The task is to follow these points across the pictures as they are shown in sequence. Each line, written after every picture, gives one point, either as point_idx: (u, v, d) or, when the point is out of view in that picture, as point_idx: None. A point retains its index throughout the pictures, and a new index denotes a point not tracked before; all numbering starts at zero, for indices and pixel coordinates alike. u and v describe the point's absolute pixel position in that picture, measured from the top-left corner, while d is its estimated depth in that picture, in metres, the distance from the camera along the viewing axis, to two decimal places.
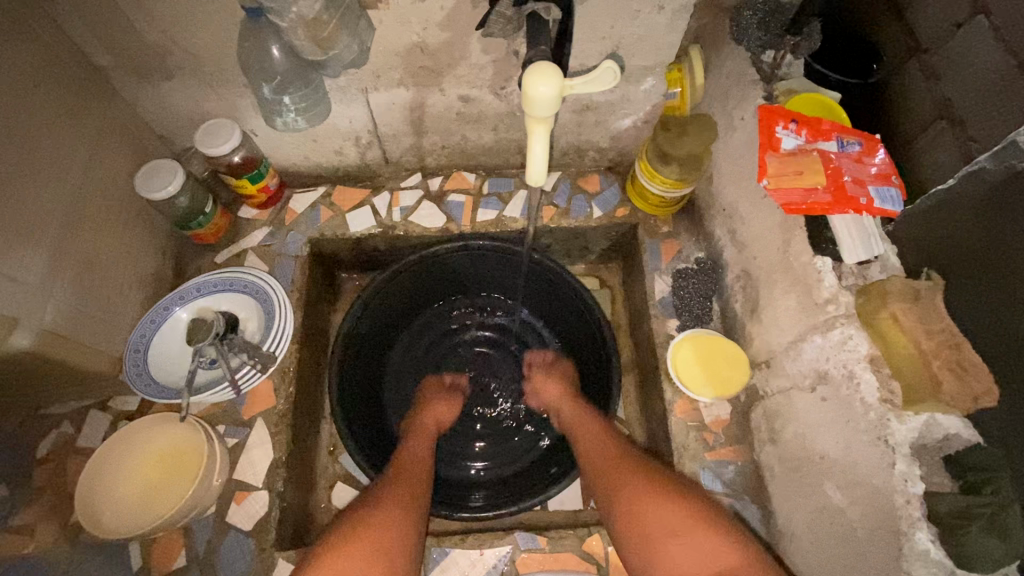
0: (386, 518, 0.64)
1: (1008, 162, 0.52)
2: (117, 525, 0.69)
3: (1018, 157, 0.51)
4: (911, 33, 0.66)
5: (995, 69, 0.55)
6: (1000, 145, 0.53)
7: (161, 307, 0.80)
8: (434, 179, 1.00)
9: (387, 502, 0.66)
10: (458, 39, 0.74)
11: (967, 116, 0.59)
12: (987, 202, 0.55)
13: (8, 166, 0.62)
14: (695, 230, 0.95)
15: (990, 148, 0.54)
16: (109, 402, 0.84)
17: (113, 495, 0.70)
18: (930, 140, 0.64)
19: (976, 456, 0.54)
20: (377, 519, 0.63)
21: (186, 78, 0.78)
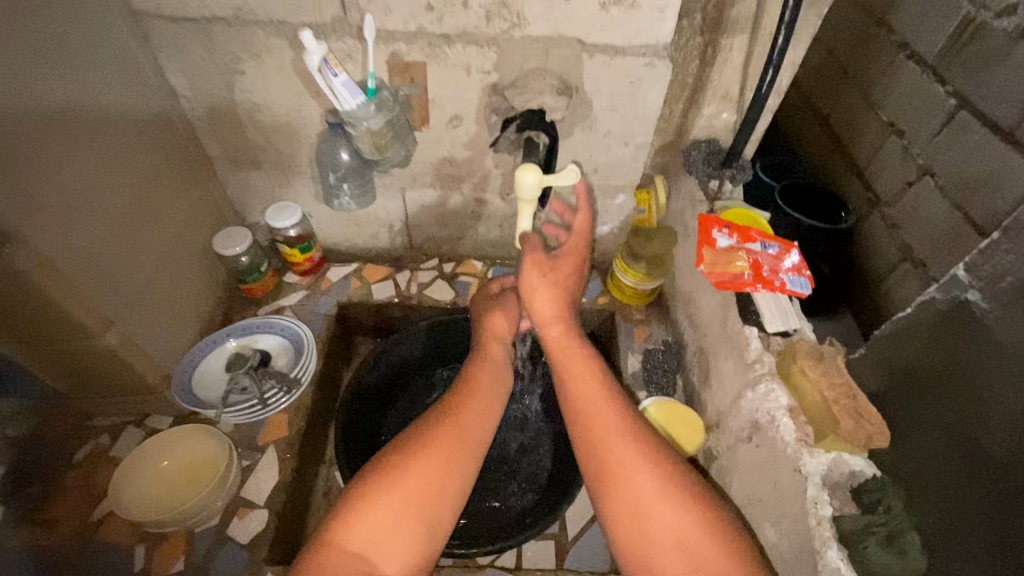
0: (419, 470, 0.71)
1: (955, 293, 0.74)
2: (132, 504, 0.82)
3: (962, 289, 0.74)
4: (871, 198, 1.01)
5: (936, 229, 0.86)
6: (947, 279, 0.75)
7: (213, 339, 0.98)
8: (448, 264, 1.21)
9: (429, 455, 0.73)
10: (477, 156, 0.99)
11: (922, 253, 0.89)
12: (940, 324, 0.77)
13: (137, 210, 0.83)
14: (664, 318, 1.12)
15: (938, 282, 0.76)
16: (145, 420, 0.94)
17: (144, 479, 0.84)
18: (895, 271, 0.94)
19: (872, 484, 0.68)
20: (414, 478, 0.71)
21: (270, 169, 1.04)
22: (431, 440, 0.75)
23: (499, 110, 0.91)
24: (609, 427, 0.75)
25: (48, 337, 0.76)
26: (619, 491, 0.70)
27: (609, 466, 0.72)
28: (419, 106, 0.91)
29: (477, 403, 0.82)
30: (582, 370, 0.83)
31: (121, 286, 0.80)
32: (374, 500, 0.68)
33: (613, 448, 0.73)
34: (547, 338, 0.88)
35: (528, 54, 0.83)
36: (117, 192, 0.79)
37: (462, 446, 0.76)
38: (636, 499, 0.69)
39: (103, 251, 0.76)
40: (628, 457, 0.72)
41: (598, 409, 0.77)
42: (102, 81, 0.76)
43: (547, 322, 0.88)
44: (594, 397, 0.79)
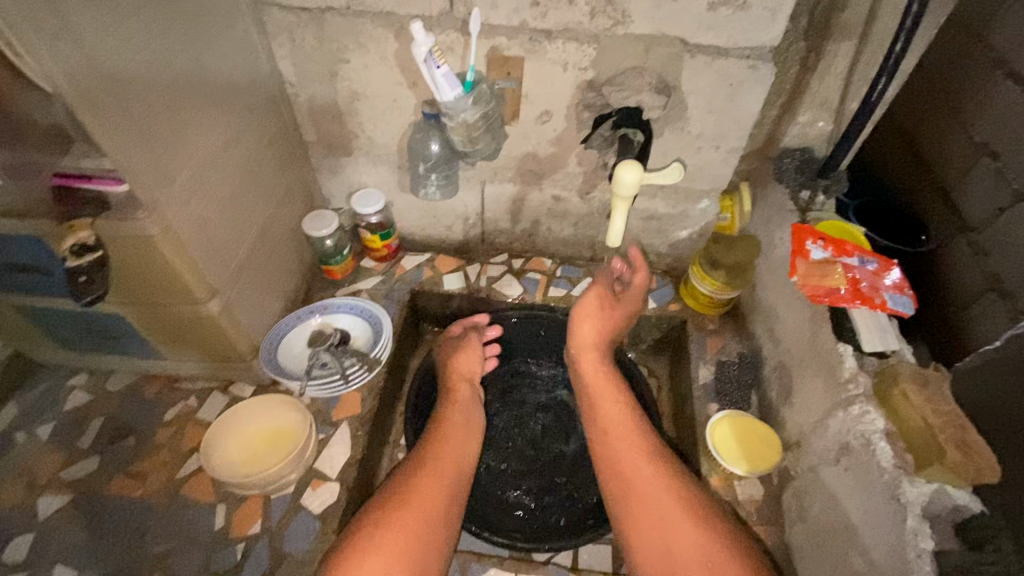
0: (406, 513, 0.78)
1: None
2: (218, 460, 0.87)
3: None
4: (960, 215, 0.88)
5: (998, 296, 0.81)
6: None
7: (296, 315, 1.02)
8: (517, 259, 1.22)
9: (415, 500, 0.79)
10: (562, 153, 0.99)
11: (1014, 294, 0.79)
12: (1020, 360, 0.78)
13: (245, 185, 0.88)
14: (739, 330, 1.09)
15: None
16: (229, 386, 0.99)
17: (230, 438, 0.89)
18: (982, 309, 0.84)
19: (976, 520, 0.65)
20: (396, 533, 0.75)
21: (359, 156, 1.07)
22: (412, 488, 0.81)
23: (591, 108, 0.90)
24: (629, 448, 0.84)
25: (161, 300, 0.80)
26: (635, 509, 0.79)
27: (631, 481, 0.81)
28: (512, 100, 0.92)
29: (452, 448, 0.89)
30: (605, 396, 0.92)
31: (226, 258, 0.84)
32: (368, 540, 0.74)
33: (633, 473, 0.82)
34: (584, 355, 0.97)
35: (628, 52, 0.83)
36: (230, 170, 0.83)
37: (440, 498, 0.81)
38: (652, 518, 0.77)
39: (215, 224, 0.81)
40: (643, 477, 0.81)
41: (618, 433, 0.87)
42: (226, 64, 0.81)
43: (583, 349, 0.97)
44: (615, 423, 0.88)
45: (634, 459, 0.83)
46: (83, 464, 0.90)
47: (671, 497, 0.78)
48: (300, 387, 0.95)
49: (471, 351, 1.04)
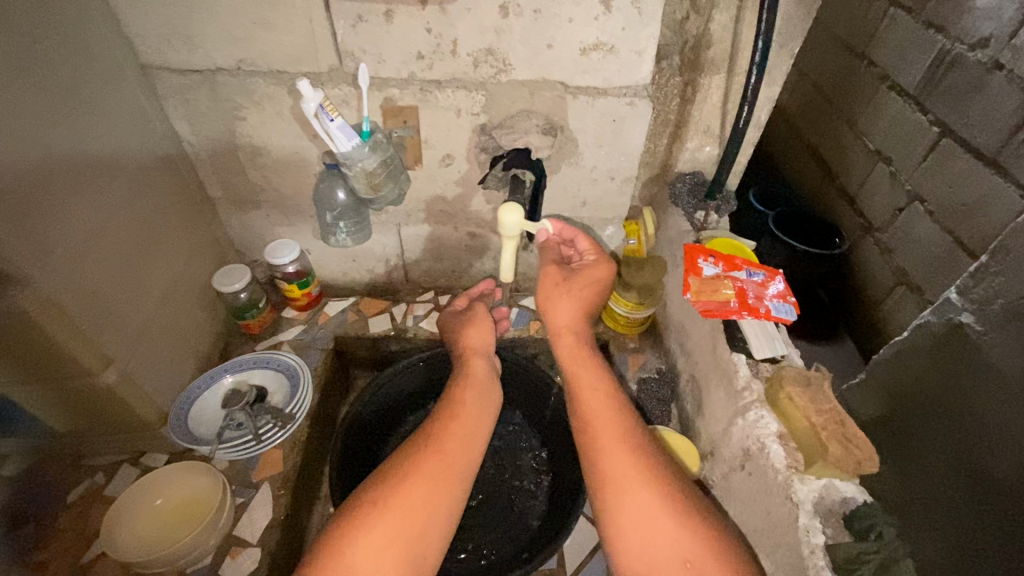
0: (414, 494, 0.71)
1: (948, 315, 0.93)
2: (122, 540, 0.80)
3: (952, 310, 0.92)
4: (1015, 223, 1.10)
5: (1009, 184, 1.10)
6: (941, 303, 0.94)
7: (210, 375, 1.00)
8: (443, 296, 1.24)
9: (417, 480, 0.73)
10: (468, 192, 1.02)
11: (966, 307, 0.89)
12: (938, 344, 0.95)
13: (139, 249, 0.86)
14: (657, 347, 1.13)
15: (933, 307, 0.95)
16: (140, 458, 0.94)
17: (141, 512, 0.84)
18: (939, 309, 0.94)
19: (864, 508, 0.67)
20: (388, 517, 0.68)
21: (270, 208, 1.07)
22: (418, 467, 0.74)
23: (488, 149, 0.95)
24: (608, 434, 0.75)
25: (48, 375, 0.76)
26: (613, 504, 0.70)
27: (609, 468, 0.72)
28: (412, 146, 0.95)
29: (462, 426, 0.82)
30: (586, 375, 0.82)
31: (121, 325, 0.81)
32: (372, 524, 0.68)
33: (612, 462, 0.73)
34: (562, 340, 0.86)
35: (516, 97, 0.88)
36: (120, 235, 0.82)
37: (441, 477, 0.74)
38: (632, 511, 0.68)
39: (106, 291, 0.78)
40: (619, 467, 0.72)
41: (599, 416, 0.78)
42: (113, 130, 0.80)
43: (560, 331, 0.86)
44: (597, 404, 0.79)
45: (616, 449, 0.74)
46: None
47: (649, 488, 0.70)
48: (212, 450, 0.91)
49: (482, 320, 0.99)
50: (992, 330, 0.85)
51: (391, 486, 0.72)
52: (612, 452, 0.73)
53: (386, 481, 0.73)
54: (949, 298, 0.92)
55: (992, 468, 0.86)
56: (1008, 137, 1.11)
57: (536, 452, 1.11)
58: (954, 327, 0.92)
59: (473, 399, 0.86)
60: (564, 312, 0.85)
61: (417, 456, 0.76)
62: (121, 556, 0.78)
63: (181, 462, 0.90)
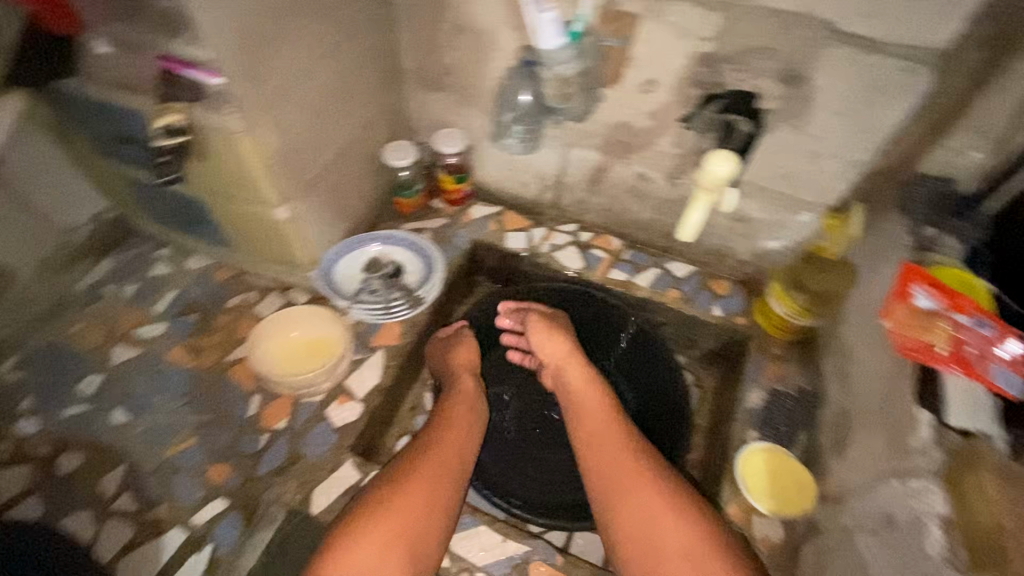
0: (413, 497, 0.72)
1: None
2: (262, 352, 0.94)
3: None
4: None
5: None
6: None
7: (353, 240, 1.04)
8: (586, 232, 1.16)
9: (412, 482, 0.73)
10: (657, 129, 0.91)
11: None
12: None
13: (333, 100, 0.88)
14: (806, 365, 1.00)
15: None
16: (286, 291, 1.04)
17: (284, 332, 0.96)
18: None
19: None
20: (391, 517, 0.69)
21: (450, 93, 1.05)
22: (412, 473, 0.75)
23: (702, 85, 0.82)
24: (618, 459, 0.78)
25: (241, 197, 0.85)
26: (625, 516, 0.73)
27: (619, 484, 0.76)
28: (616, 61, 0.85)
29: (453, 432, 0.82)
30: (596, 407, 0.86)
31: (305, 170, 0.87)
32: (371, 522, 0.69)
33: (620, 484, 0.76)
34: (562, 362, 0.94)
35: (757, 29, 0.74)
36: (324, 84, 0.84)
37: (439, 479, 0.75)
38: (636, 514, 0.73)
39: (301, 134, 0.83)
40: (634, 484, 0.75)
41: (601, 435, 0.82)
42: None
43: (561, 364, 0.93)
44: (594, 417, 0.85)
45: (626, 474, 0.77)
46: (156, 325, 1.00)
47: (665, 509, 0.72)
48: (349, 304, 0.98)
49: (462, 347, 0.95)
50: None
51: (391, 488, 0.73)
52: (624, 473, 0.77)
53: (383, 480, 0.74)
54: None
55: None
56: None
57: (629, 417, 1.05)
58: None
59: (467, 408, 0.86)
60: (558, 347, 0.95)
61: (411, 462, 0.76)
62: (259, 370, 0.92)
63: (323, 308, 0.99)
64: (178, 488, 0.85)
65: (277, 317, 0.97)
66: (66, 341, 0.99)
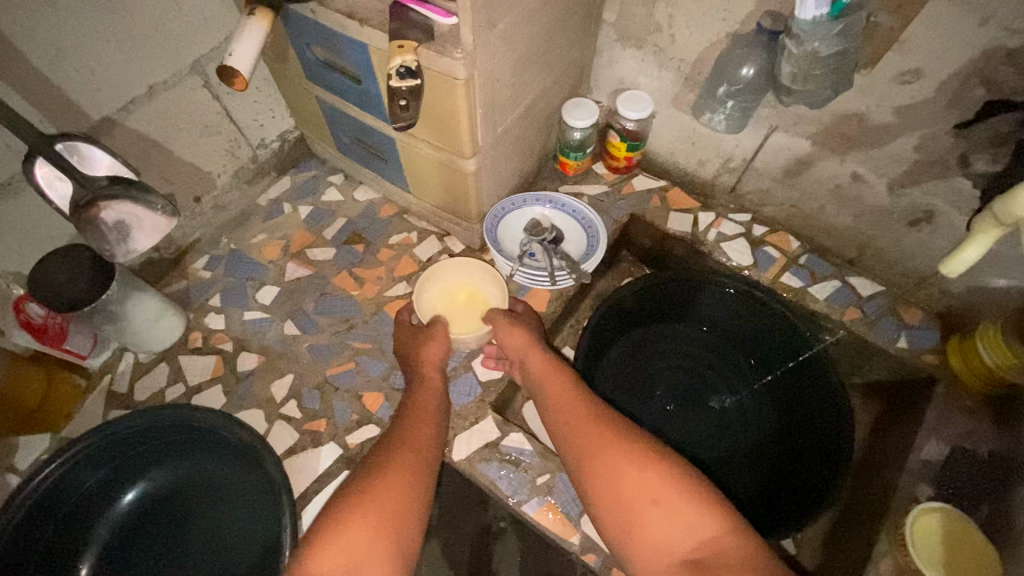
0: (390, 486, 0.69)
1: None
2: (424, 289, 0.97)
3: None
4: None
5: None
6: None
7: (521, 199, 1.02)
8: (759, 226, 1.06)
9: (387, 471, 0.70)
10: (901, 127, 0.78)
11: None
12: None
13: (540, 50, 0.83)
14: (1001, 422, 0.86)
15: None
16: (444, 238, 1.07)
17: (450, 279, 0.98)
18: None
19: None
20: (371, 507, 0.66)
21: (649, 54, 0.96)
22: (385, 462, 0.72)
23: (992, 85, 0.67)
24: (576, 422, 0.75)
25: (435, 141, 0.84)
26: (599, 481, 0.68)
27: (582, 442, 0.72)
28: (879, 43, 0.72)
29: (420, 418, 0.80)
30: (553, 383, 0.82)
31: (499, 122, 0.84)
32: (351, 509, 0.66)
33: (585, 444, 0.72)
34: (522, 353, 0.87)
35: None
36: (537, 32, 0.79)
37: (414, 466, 0.72)
38: (597, 467, 0.69)
39: (506, 84, 0.79)
40: (593, 442, 0.71)
41: (560, 402, 0.79)
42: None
43: (522, 353, 0.87)
44: (551, 393, 0.81)
45: (585, 436, 0.72)
46: (324, 249, 1.06)
47: (627, 459, 0.68)
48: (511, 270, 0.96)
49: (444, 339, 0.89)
50: None
51: (366, 477, 0.70)
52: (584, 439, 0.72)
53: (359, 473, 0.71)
54: None
55: None
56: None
57: (767, 432, 1.02)
58: None
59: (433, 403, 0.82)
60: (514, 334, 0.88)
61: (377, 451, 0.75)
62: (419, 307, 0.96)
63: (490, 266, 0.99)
64: (334, 407, 0.91)
65: (449, 262, 0.99)
66: (247, 249, 1.07)
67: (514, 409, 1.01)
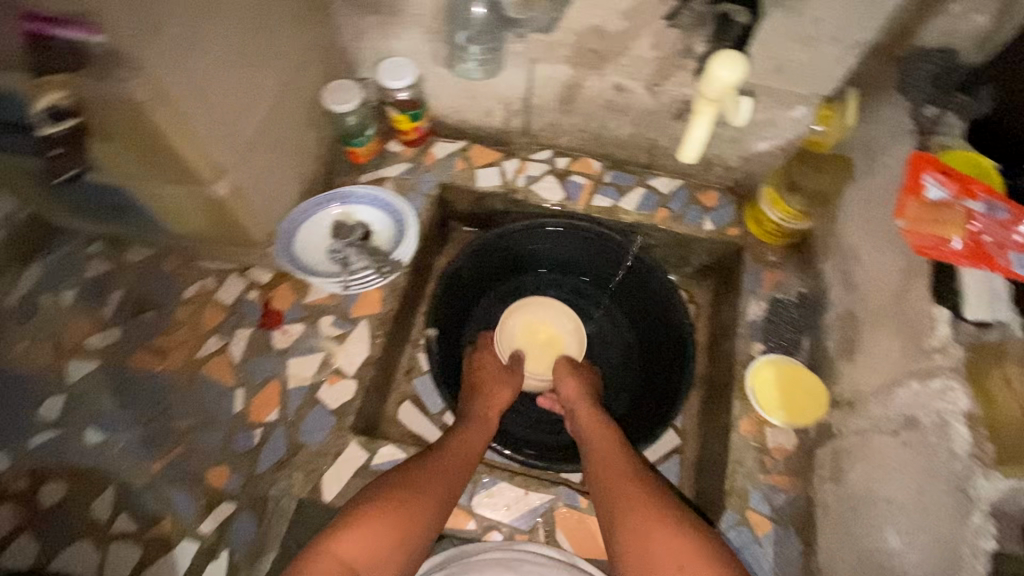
0: (419, 505, 0.70)
1: None
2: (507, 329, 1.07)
3: None
4: None
5: None
6: None
7: (315, 203, 0.94)
8: (562, 158, 1.07)
9: (424, 479, 0.72)
10: (634, 30, 0.80)
11: None
12: None
13: (249, 42, 0.74)
14: (802, 266, 0.96)
15: None
16: (247, 271, 0.95)
17: (522, 315, 1.09)
18: None
19: None
20: (395, 510, 0.68)
21: (389, 16, 0.90)
22: (426, 469, 0.74)
23: None
24: (618, 477, 0.76)
25: (165, 178, 0.73)
26: (623, 535, 0.70)
27: (618, 494, 0.74)
28: None
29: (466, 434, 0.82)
30: (605, 439, 0.84)
31: (235, 134, 0.75)
32: (375, 509, 0.67)
33: (625, 499, 0.73)
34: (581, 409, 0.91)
35: None
36: (233, 23, 0.70)
37: (445, 480, 0.74)
38: (632, 529, 0.69)
39: (218, 88, 0.70)
40: (629, 498, 0.73)
41: (610, 453, 0.81)
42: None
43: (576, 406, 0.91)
44: (602, 446, 0.83)
45: (626, 489, 0.74)
46: None
47: (663, 520, 0.69)
48: (342, 285, 0.91)
49: (502, 385, 0.94)
50: None
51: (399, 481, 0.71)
52: (625, 495, 0.73)
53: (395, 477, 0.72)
54: None
55: None
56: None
57: (626, 346, 1.10)
58: None
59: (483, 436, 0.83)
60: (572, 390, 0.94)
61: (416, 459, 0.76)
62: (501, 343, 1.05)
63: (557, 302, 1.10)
64: (176, 501, 0.80)
65: (537, 302, 1.10)
66: None
67: (384, 420, 0.96)
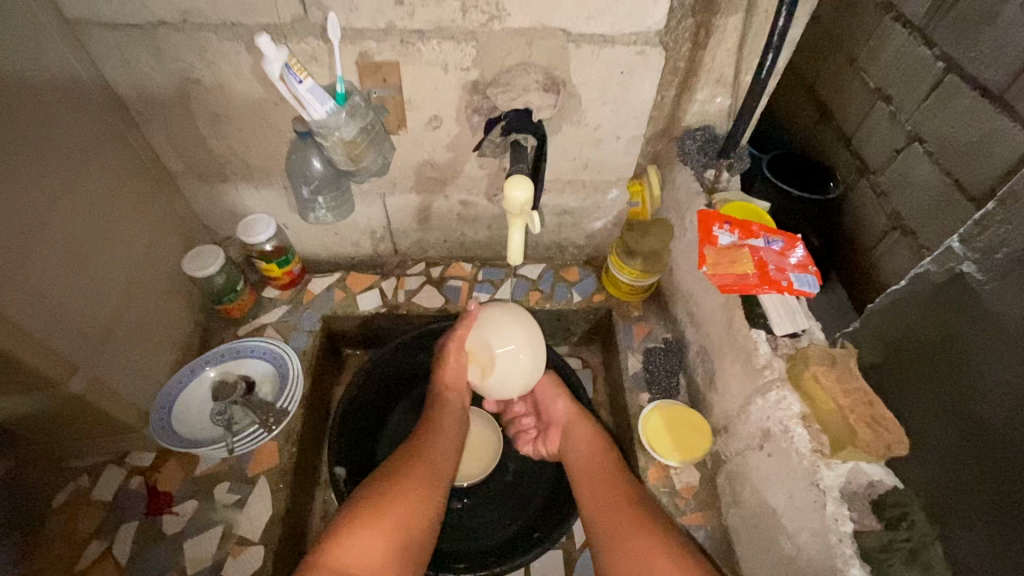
0: (402, 507, 0.74)
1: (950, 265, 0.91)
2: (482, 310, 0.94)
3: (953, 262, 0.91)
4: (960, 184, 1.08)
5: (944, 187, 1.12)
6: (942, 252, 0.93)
7: (190, 368, 0.93)
8: (435, 268, 1.15)
9: (403, 485, 0.77)
10: (459, 157, 0.93)
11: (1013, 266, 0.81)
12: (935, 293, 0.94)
13: (91, 238, 0.76)
14: (662, 315, 1.08)
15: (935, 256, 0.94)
16: (125, 458, 0.89)
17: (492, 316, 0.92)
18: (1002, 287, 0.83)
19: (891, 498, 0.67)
20: (387, 523, 0.72)
21: (239, 182, 0.97)
22: (403, 477, 0.78)
23: (482, 110, 0.86)
24: (610, 497, 0.81)
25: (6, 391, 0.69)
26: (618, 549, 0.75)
27: (607, 513, 0.80)
28: (394, 108, 0.85)
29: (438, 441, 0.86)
30: (596, 456, 0.89)
31: (82, 328, 0.74)
32: (365, 523, 0.71)
33: (621, 514, 0.78)
34: (573, 426, 0.94)
35: (510, 47, 0.78)
36: (68, 226, 0.72)
37: (425, 484, 0.78)
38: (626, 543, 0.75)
39: (55, 291, 0.70)
40: (622, 515, 0.78)
41: (597, 474, 0.86)
42: (53, 104, 0.71)
43: (569, 425, 0.94)
44: (593, 462, 0.88)
45: (615, 505, 0.80)
46: None
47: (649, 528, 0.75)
48: (228, 448, 0.87)
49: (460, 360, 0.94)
50: (994, 279, 0.84)
51: (383, 490, 0.75)
52: (619, 508, 0.79)
53: (379, 484, 0.77)
54: (952, 247, 0.91)
55: (990, 417, 0.87)
56: (1020, 71, 0.94)
57: None
58: (955, 276, 0.90)
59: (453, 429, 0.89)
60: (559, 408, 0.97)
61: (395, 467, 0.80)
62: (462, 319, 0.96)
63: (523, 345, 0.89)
64: None
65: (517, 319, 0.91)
66: None
67: None
